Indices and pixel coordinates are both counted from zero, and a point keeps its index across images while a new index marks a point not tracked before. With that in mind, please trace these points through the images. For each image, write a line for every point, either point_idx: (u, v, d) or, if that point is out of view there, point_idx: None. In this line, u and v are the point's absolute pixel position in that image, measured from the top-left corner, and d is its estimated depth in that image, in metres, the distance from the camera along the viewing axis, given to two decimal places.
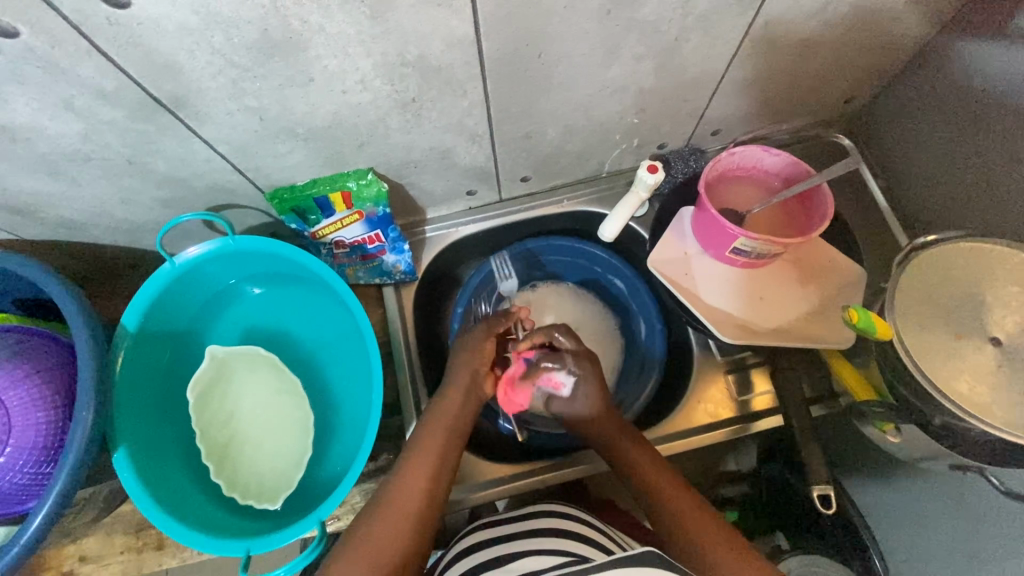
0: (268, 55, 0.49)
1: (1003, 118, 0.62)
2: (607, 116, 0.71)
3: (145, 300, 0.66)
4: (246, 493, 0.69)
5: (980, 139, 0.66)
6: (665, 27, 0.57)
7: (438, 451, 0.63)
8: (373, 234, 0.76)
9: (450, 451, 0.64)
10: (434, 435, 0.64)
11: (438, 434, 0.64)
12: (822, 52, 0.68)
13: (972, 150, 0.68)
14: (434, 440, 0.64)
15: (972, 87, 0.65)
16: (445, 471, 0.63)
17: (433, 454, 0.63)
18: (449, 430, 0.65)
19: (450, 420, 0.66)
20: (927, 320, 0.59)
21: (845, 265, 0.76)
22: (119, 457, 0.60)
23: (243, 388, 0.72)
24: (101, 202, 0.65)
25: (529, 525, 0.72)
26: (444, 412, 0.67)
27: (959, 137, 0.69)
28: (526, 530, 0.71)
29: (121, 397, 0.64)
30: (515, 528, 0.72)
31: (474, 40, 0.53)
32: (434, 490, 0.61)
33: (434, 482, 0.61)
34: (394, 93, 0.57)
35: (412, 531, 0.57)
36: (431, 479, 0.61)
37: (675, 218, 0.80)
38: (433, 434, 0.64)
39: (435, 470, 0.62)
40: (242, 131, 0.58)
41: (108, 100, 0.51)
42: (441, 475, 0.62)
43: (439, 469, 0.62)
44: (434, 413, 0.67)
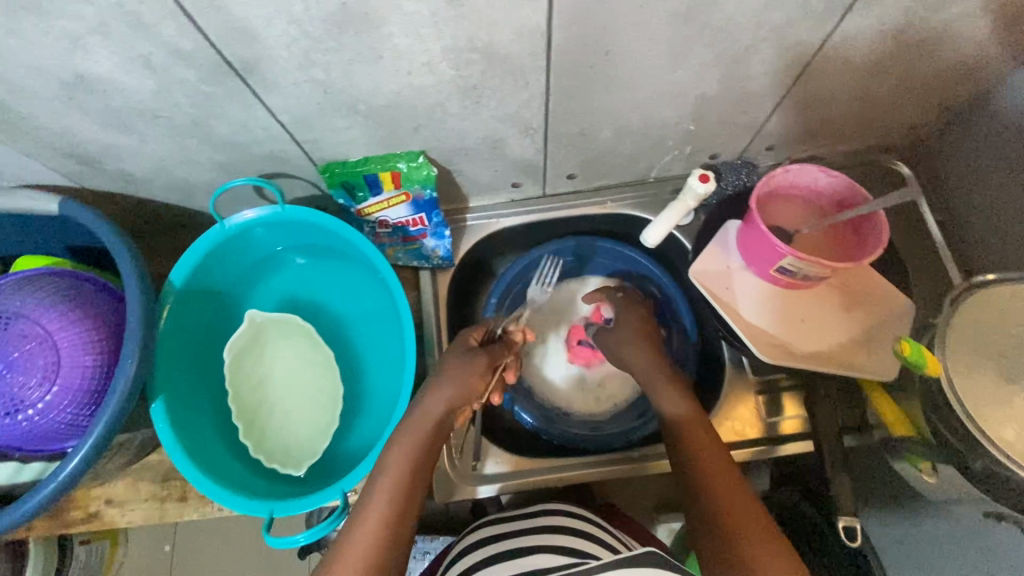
0: (343, 29, 0.50)
1: None
2: (664, 121, 0.70)
3: (193, 259, 0.67)
4: (272, 457, 0.70)
5: None
6: (739, 35, 0.56)
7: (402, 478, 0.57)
8: (417, 217, 0.77)
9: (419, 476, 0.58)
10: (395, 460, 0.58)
11: (401, 460, 0.58)
12: (892, 76, 0.66)
13: None
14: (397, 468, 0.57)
15: None
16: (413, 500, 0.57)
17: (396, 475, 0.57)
18: (418, 451, 0.59)
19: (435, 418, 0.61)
20: (976, 359, 0.58)
21: (893, 296, 0.74)
22: (157, 408, 0.63)
23: (277, 354, 0.74)
24: (161, 160, 0.67)
25: (536, 522, 0.73)
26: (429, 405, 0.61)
27: None
28: (532, 527, 0.72)
29: (162, 350, 0.66)
30: (522, 524, 0.73)
31: (544, 32, 0.52)
32: (400, 520, 0.55)
33: (398, 515, 0.55)
34: (457, 78, 0.58)
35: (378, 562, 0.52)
36: (394, 514, 0.55)
37: (720, 230, 0.78)
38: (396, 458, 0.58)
39: (397, 501, 0.56)
40: (306, 103, 0.59)
41: (183, 60, 0.52)
42: (406, 508, 0.56)
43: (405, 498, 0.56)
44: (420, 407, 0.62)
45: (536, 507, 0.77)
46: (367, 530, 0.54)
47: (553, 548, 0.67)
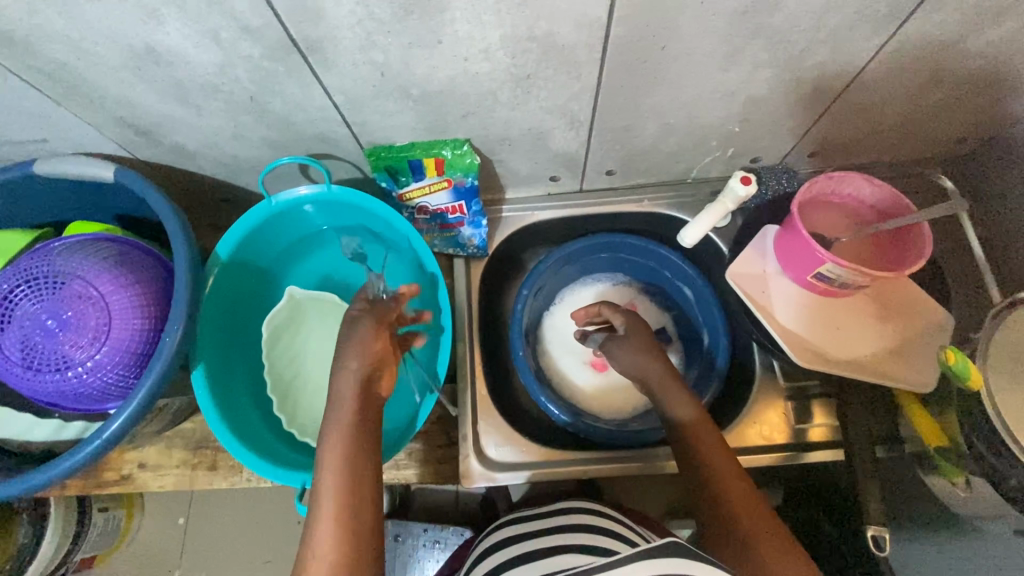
0: (408, 12, 0.51)
1: None
2: (709, 121, 0.70)
3: (240, 233, 0.69)
4: (305, 431, 0.71)
5: None
6: (795, 37, 0.56)
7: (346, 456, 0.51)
8: (457, 205, 0.77)
9: (364, 450, 0.52)
10: (336, 435, 0.52)
11: (340, 434, 0.52)
12: (944, 87, 0.66)
13: None
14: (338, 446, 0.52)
15: None
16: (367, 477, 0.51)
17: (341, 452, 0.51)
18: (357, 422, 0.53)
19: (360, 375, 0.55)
20: (1020, 376, 0.57)
21: (931, 309, 0.73)
22: (198, 374, 0.64)
23: (313, 332, 0.75)
24: (214, 134, 0.69)
25: (557, 520, 0.73)
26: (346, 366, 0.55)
27: None
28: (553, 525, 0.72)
29: (206, 319, 0.67)
30: (543, 524, 0.73)
31: (604, 24, 0.53)
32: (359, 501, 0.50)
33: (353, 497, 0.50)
34: (511, 67, 0.58)
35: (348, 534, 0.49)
36: (350, 499, 0.50)
37: (758, 234, 0.78)
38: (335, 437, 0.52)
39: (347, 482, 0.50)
40: (361, 84, 0.60)
41: (249, 35, 0.53)
42: (360, 487, 0.51)
43: (357, 475, 0.51)
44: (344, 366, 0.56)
45: (557, 506, 0.78)
46: (326, 520, 0.49)
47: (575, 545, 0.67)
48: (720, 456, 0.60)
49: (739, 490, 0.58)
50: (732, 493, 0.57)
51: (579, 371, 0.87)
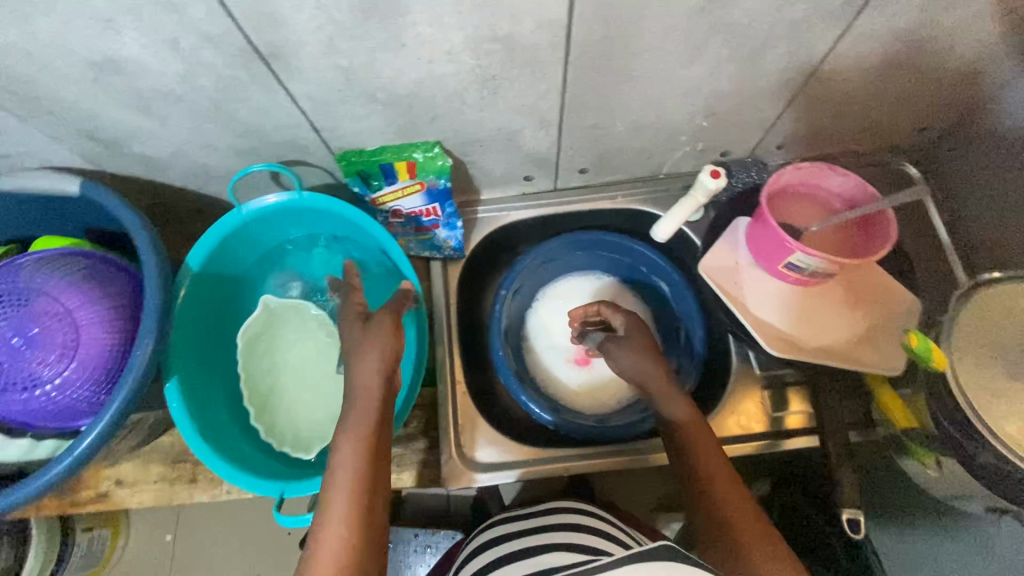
0: (369, 16, 0.51)
1: None
2: (677, 117, 0.71)
3: (211, 243, 0.68)
4: (283, 440, 0.71)
5: None
6: (755, 32, 0.57)
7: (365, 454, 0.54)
8: (431, 207, 0.77)
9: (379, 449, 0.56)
10: (353, 439, 0.55)
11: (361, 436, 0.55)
12: (902, 76, 0.67)
13: None
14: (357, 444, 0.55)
15: None
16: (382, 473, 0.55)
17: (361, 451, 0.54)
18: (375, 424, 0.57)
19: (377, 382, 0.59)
20: (983, 356, 0.59)
21: (899, 295, 0.75)
22: (171, 387, 0.63)
23: (289, 341, 0.74)
24: (181, 144, 0.68)
25: (549, 519, 0.74)
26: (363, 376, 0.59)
27: None
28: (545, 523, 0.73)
29: (179, 331, 0.67)
30: (535, 522, 0.74)
31: (565, 24, 0.53)
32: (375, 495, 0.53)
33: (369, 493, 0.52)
34: (476, 68, 0.59)
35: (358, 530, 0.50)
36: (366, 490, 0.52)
37: (730, 227, 0.79)
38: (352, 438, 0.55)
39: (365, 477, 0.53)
40: (327, 89, 0.60)
41: (210, 43, 0.53)
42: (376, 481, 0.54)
43: (374, 473, 0.54)
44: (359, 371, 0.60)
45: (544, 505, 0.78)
46: (340, 514, 0.51)
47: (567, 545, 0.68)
48: (714, 459, 0.61)
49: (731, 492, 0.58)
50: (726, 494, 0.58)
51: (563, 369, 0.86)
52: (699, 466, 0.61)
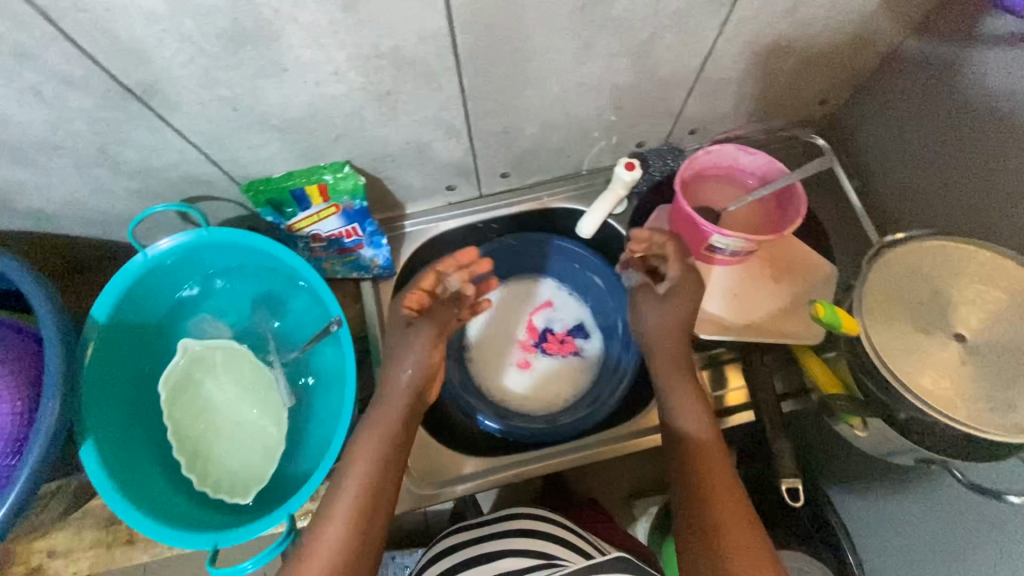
0: (240, 44, 0.49)
1: (990, 121, 0.63)
2: (584, 113, 0.71)
3: (115, 292, 0.65)
4: (218, 487, 0.68)
5: (963, 140, 0.67)
6: (640, 25, 0.58)
7: (371, 477, 0.59)
8: (350, 227, 0.76)
9: (388, 474, 0.60)
10: (370, 449, 0.60)
11: (378, 449, 0.60)
12: (793, 54, 0.69)
13: (954, 151, 0.68)
14: (366, 466, 0.59)
15: (959, 90, 0.66)
16: (384, 498, 0.59)
17: (368, 473, 0.59)
18: (385, 448, 0.61)
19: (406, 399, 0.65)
20: (894, 315, 0.61)
21: (818, 264, 0.77)
22: (86, 450, 0.60)
23: (216, 384, 0.72)
24: (71, 193, 0.64)
25: (515, 523, 0.73)
26: (392, 386, 0.66)
27: (941, 138, 0.70)
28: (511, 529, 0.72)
29: (90, 390, 0.63)
30: (500, 525, 0.73)
31: (448, 34, 0.53)
32: (371, 519, 0.57)
33: (366, 514, 0.57)
34: (368, 85, 0.57)
35: (355, 535, 0.55)
36: (371, 498, 0.58)
37: (653, 215, 0.80)
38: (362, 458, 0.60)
39: (366, 500, 0.57)
40: (216, 121, 0.58)
41: (75, 87, 0.50)
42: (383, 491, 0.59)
43: (376, 496, 0.58)
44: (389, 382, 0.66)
45: (513, 509, 0.76)
46: (342, 516, 0.56)
47: (529, 554, 0.67)
48: (716, 463, 0.60)
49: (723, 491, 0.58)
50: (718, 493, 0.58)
51: (511, 376, 0.86)
52: (694, 463, 0.61)
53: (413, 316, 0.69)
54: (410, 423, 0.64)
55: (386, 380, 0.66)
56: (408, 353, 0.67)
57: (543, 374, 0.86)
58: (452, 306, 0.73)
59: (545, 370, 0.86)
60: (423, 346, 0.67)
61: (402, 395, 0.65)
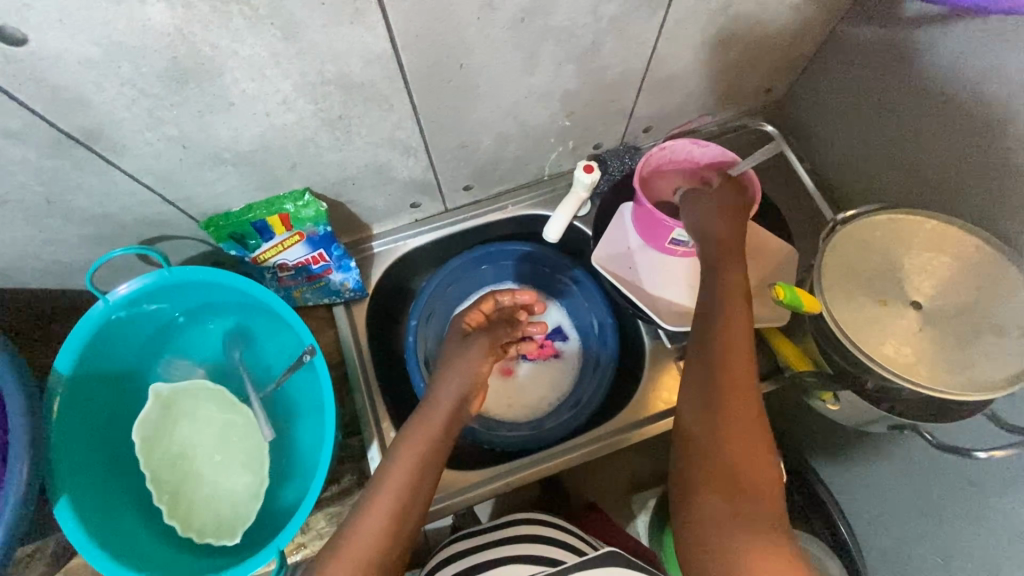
0: (182, 83, 0.49)
1: (924, 95, 0.66)
2: (539, 121, 0.73)
3: (78, 344, 0.63)
4: (203, 532, 0.67)
5: (902, 115, 0.70)
6: (581, 32, 0.59)
7: (408, 484, 0.58)
8: (317, 254, 0.75)
9: (426, 478, 0.60)
10: (410, 451, 0.61)
11: (419, 449, 0.61)
12: (733, 46, 0.72)
13: (895, 126, 0.71)
14: (405, 469, 0.59)
15: (893, 68, 0.69)
16: (419, 502, 0.58)
17: (405, 476, 0.59)
18: (422, 455, 0.61)
19: (448, 411, 0.66)
20: (854, 289, 0.63)
21: (778, 246, 0.80)
22: (60, 508, 0.59)
23: (192, 424, 0.70)
24: (22, 245, 0.63)
25: (517, 530, 0.72)
26: (440, 395, 0.67)
27: (882, 114, 0.73)
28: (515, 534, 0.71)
29: (60, 446, 0.61)
30: (502, 533, 0.72)
31: (392, 55, 0.53)
32: (405, 520, 0.56)
33: (401, 516, 0.56)
34: (319, 112, 0.58)
35: (386, 538, 0.54)
36: (406, 499, 0.57)
37: (616, 215, 0.81)
38: (404, 463, 0.60)
39: (402, 503, 0.57)
40: (166, 161, 0.57)
41: (14, 139, 0.49)
42: (420, 488, 0.59)
43: (411, 500, 0.58)
44: (438, 390, 0.68)
45: (514, 516, 0.75)
46: (376, 517, 0.55)
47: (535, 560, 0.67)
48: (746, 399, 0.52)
49: (748, 423, 0.51)
50: (743, 427, 0.51)
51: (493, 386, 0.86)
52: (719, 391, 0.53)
53: (469, 330, 0.75)
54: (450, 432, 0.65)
55: (434, 394, 0.68)
56: (456, 373, 0.69)
57: (524, 381, 0.87)
58: (508, 327, 0.78)
59: (526, 377, 0.87)
60: (479, 355, 0.72)
61: (443, 409, 0.66)
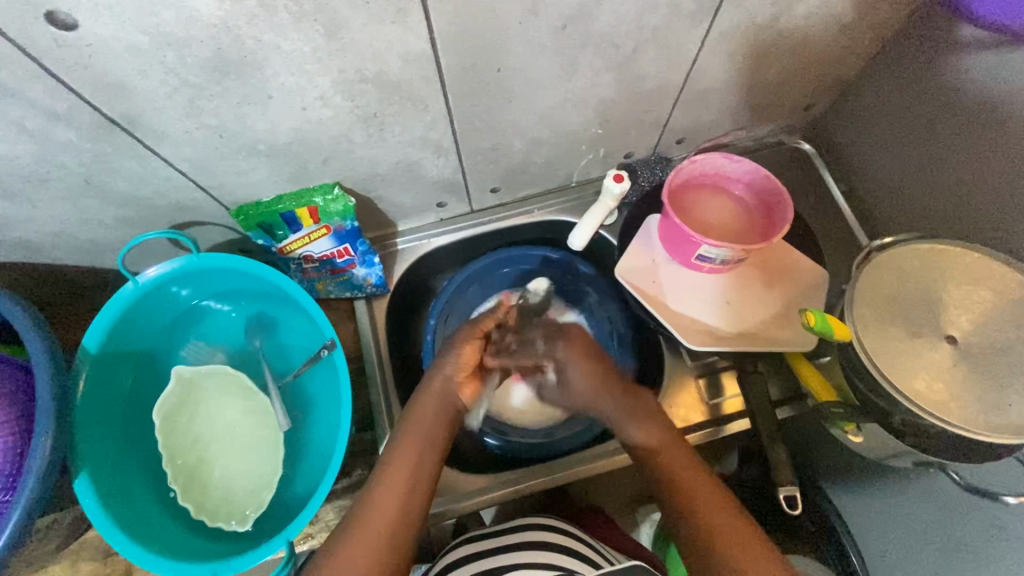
0: (224, 73, 0.49)
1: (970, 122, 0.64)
2: (572, 128, 0.72)
3: (106, 321, 0.65)
4: (215, 515, 0.68)
5: (948, 143, 0.67)
6: (622, 41, 0.59)
7: (408, 480, 0.59)
8: (342, 248, 0.76)
9: (425, 469, 0.60)
10: (410, 445, 0.61)
11: (416, 446, 0.61)
12: (776, 61, 0.70)
13: (938, 154, 0.69)
14: (403, 464, 0.60)
15: (933, 95, 0.67)
16: (421, 496, 0.59)
17: (406, 471, 0.60)
18: (422, 449, 0.61)
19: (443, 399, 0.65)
20: (887, 318, 0.61)
21: (808, 268, 0.78)
22: (80, 483, 0.60)
23: (212, 408, 0.71)
24: (60, 223, 0.64)
25: (525, 535, 0.72)
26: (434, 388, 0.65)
27: (925, 141, 0.70)
28: (522, 540, 0.71)
29: (82, 421, 0.63)
30: (507, 540, 0.72)
31: (432, 56, 0.53)
32: (409, 516, 0.58)
33: (406, 502, 0.58)
34: (355, 109, 0.58)
35: (393, 535, 0.56)
36: (406, 496, 0.58)
37: (643, 226, 0.80)
38: (409, 446, 0.61)
39: (409, 489, 0.59)
40: (202, 149, 0.58)
41: (59, 121, 0.50)
42: (420, 481, 0.60)
43: (412, 496, 0.58)
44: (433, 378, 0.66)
45: (519, 522, 0.75)
46: (380, 512, 0.57)
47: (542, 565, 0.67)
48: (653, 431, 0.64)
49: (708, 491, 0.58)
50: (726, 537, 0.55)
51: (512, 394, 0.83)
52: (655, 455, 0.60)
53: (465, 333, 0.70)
54: (446, 427, 0.64)
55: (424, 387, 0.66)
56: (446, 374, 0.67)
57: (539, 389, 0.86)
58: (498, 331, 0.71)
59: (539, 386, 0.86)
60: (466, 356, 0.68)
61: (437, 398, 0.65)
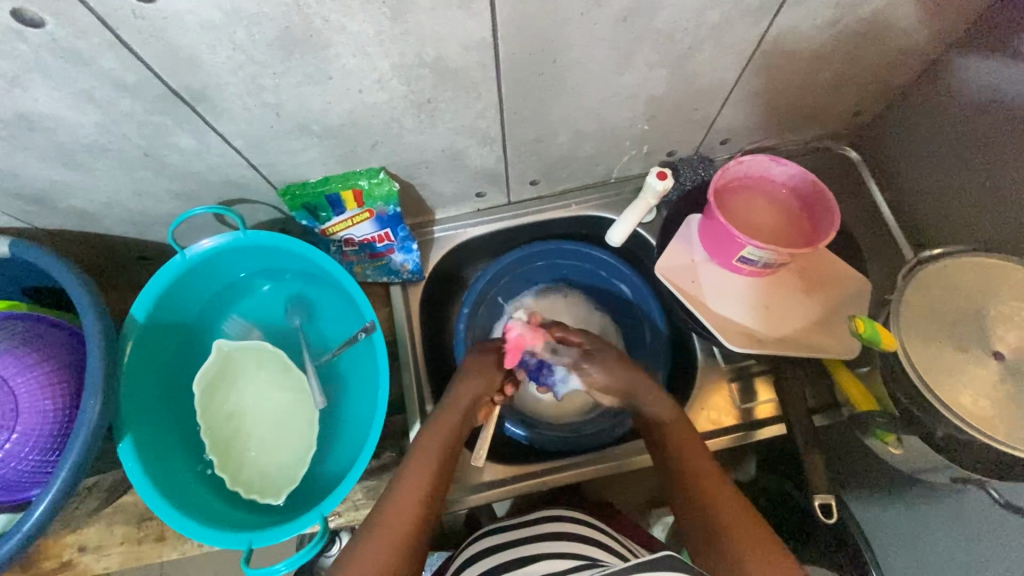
0: (289, 52, 0.50)
1: None
2: (619, 123, 0.71)
3: (155, 292, 0.66)
4: (250, 487, 0.69)
5: (1004, 156, 0.66)
6: (680, 36, 0.58)
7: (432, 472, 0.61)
8: (383, 232, 0.76)
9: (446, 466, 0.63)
10: (432, 441, 0.63)
11: (438, 442, 0.63)
12: (831, 65, 0.69)
13: (992, 167, 0.68)
14: (427, 458, 0.62)
15: (992, 105, 0.66)
16: (441, 489, 0.61)
17: (429, 465, 0.61)
18: (445, 446, 0.64)
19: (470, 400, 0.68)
20: (932, 331, 0.60)
21: (850, 276, 0.77)
22: (124, 446, 0.61)
23: (248, 382, 0.72)
24: (114, 193, 0.66)
25: (547, 527, 0.72)
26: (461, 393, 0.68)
27: (981, 152, 0.69)
28: (544, 531, 0.71)
29: (127, 387, 0.64)
30: (530, 531, 0.72)
31: (491, 44, 0.53)
32: (430, 506, 0.59)
33: (426, 505, 0.59)
34: (409, 94, 0.58)
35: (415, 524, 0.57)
36: (429, 487, 0.60)
37: (683, 225, 0.80)
38: (426, 457, 0.62)
39: (428, 493, 0.60)
40: (258, 126, 0.59)
41: (126, 92, 0.51)
42: (442, 475, 0.62)
43: (434, 488, 0.60)
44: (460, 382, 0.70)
45: (542, 514, 0.76)
46: (404, 501, 0.58)
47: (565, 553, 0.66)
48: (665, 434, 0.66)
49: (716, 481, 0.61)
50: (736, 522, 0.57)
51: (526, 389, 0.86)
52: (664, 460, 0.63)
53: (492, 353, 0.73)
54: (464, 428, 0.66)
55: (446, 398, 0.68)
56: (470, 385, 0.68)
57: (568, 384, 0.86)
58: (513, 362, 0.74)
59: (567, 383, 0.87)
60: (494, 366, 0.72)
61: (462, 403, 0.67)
